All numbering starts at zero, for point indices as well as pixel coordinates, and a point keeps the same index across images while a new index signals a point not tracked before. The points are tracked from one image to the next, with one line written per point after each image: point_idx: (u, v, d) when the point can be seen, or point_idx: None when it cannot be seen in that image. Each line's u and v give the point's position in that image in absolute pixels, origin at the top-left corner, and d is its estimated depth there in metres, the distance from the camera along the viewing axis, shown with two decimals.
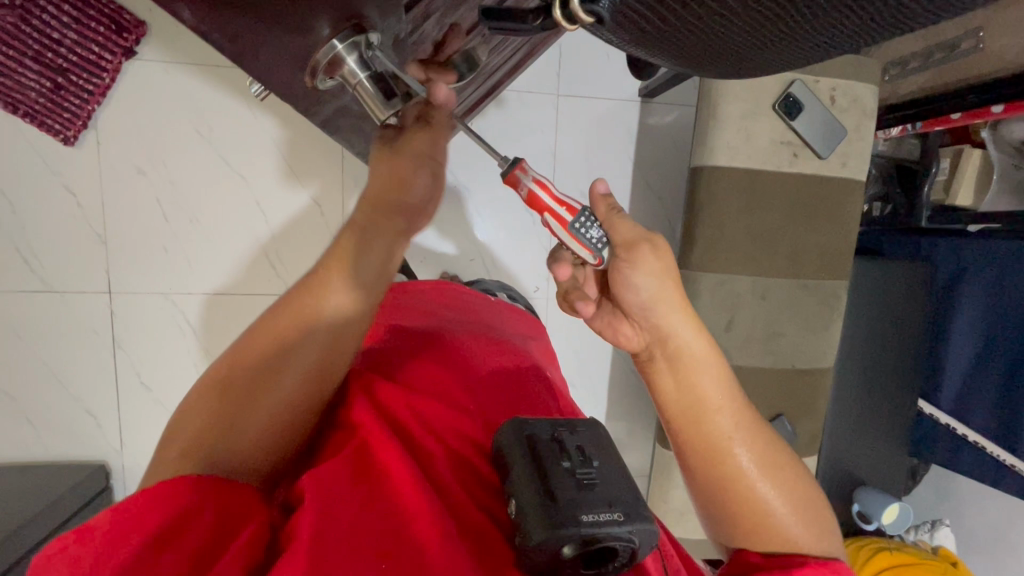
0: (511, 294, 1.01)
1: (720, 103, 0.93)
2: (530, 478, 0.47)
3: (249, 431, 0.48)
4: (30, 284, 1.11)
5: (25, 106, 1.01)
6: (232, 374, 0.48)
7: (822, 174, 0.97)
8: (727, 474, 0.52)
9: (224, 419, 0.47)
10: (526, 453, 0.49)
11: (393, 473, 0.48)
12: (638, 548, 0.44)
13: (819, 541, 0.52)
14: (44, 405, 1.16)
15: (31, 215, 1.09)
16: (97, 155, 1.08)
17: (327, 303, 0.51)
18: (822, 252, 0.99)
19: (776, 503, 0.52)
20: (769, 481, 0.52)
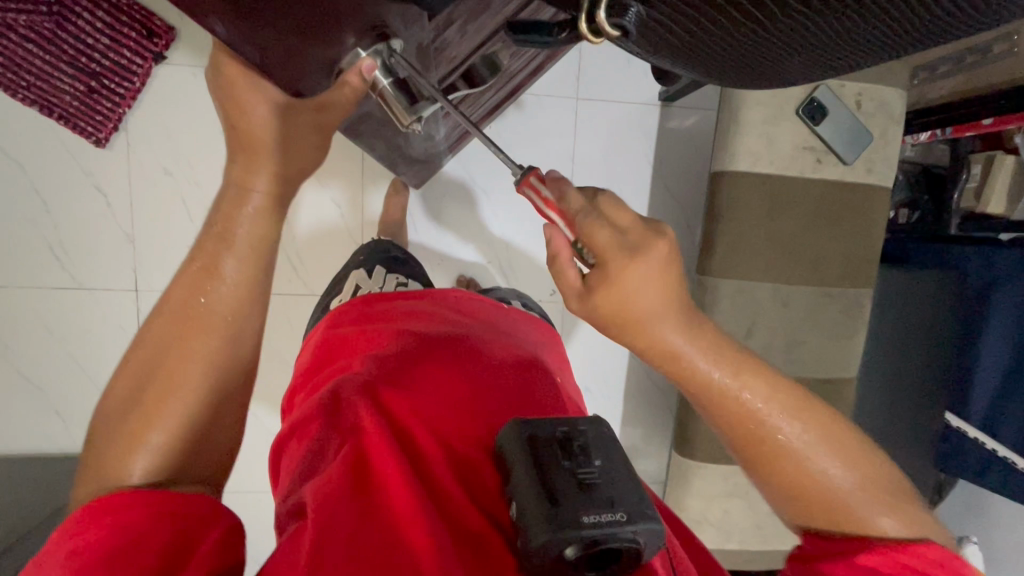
0: (526, 302, 1.01)
1: (742, 107, 0.92)
2: (531, 487, 0.47)
3: (149, 445, 0.47)
4: (62, 280, 1.15)
5: (61, 109, 1.05)
6: (159, 332, 0.49)
7: (846, 180, 0.95)
8: (788, 471, 0.52)
9: (158, 379, 0.48)
10: (526, 455, 0.48)
11: (391, 483, 0.49)
12: (643, 547, 0.45)
13: (909, 524, 0.52)
14: (72, 399, 1.19)
15: (63, 213, 1.12)
16: (126, 155, 1.11)
17: (215, 296, 0.49)
18: (845, 260, 0.97)
19: (848, 490, 0.52)
20: (840, 464, 0.52)
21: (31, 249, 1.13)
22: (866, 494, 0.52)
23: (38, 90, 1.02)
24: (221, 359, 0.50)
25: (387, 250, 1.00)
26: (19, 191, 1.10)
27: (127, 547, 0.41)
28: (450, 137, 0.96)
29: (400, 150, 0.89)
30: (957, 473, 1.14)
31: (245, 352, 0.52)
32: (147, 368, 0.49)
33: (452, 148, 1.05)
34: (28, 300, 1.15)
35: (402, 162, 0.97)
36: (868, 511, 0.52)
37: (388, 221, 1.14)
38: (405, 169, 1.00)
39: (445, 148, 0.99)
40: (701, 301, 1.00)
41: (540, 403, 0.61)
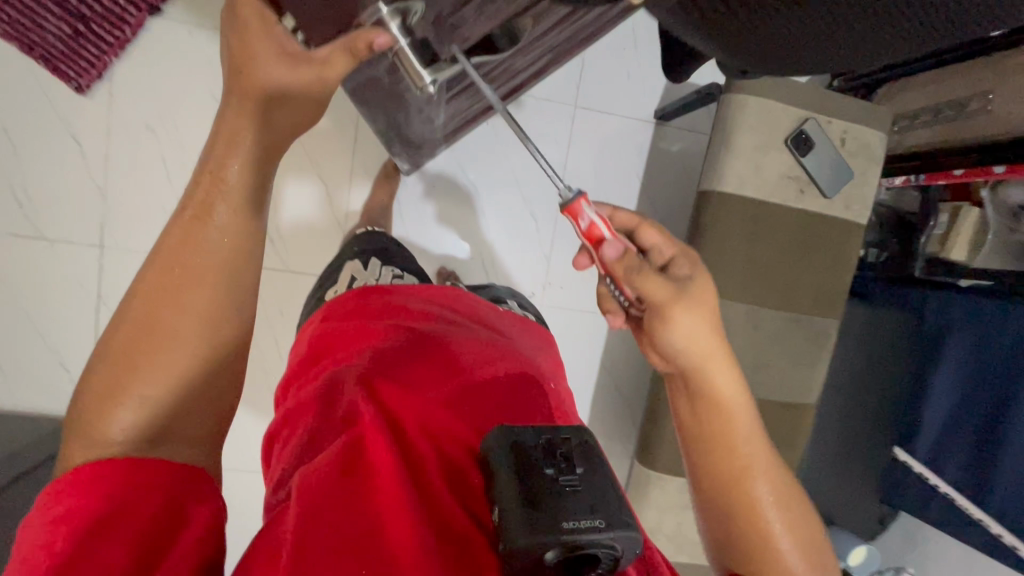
0: (521, 302, 1.01)
1: (734, 131, 0.95)
2: (510, 491, 0.47)
3: (127, 398, 0.44)
4: (21, 227, 1.09)
5: (43, 50, 1.01)
6: (151, 283, 0.47)
7: (824, 213, 0.99)
8: (729, 482, 0.57)
9: (150, 332, 0.46)
10: (512, 461, 0.48)
11: (378, 477, 0.48)
12: (619, 555, 0.46)
13: (812, 558, 0.56)
14: (17, 354, 1.12)
15: (31, 158, 1.07)
16: (107, 105, 1.07)
17: (200, 245, 0.48)
18: (816, 290, 1.01)
19: (773, 521, 0.56)
20: (772, 497, 0.57)
21: None
22: (783, 522, 0.56)
23: (23, 28, 0.99)
24: (217, 311, 0.48)
25: (379, 242, 0.98)
26: None
27: (108, 517, 0.39)
28: (453, 125, 0.97)
29: (399, 128, 0.89)
30: (898, 507, 1.16)
31: (243, 304, 0.50)
32: (143, 320, 0.46)
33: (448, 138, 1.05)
34: None
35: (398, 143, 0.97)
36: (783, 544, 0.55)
37: (374, 204, 1.12)
38: (398, 149, 0.99)
39: (442, 136, 0.99)
40: None
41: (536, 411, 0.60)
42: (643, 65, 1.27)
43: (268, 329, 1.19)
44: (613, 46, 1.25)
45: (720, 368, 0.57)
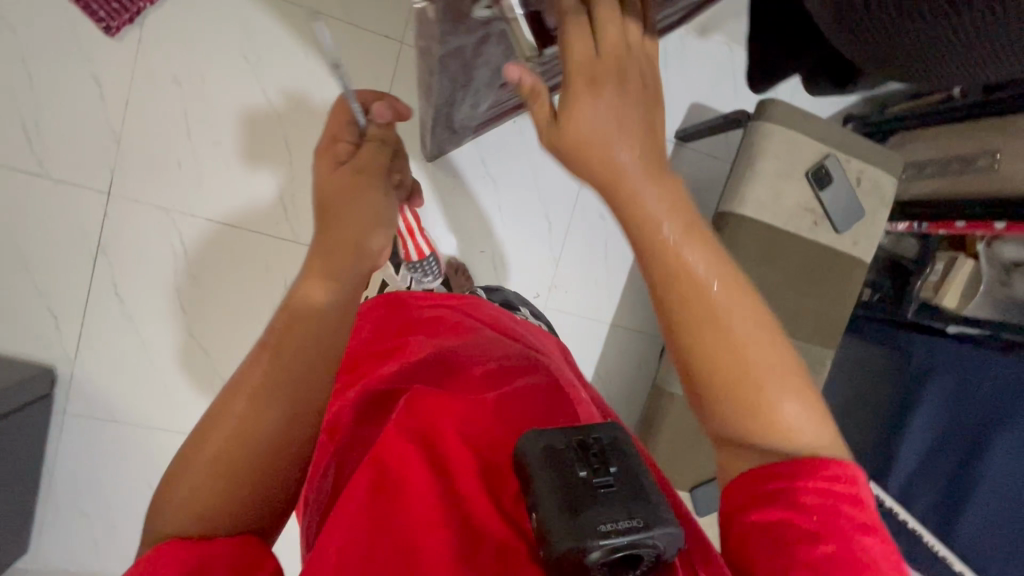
0: (531, 309, 1.09)
1: (758, 157, 0.98)
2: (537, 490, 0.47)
3: (225, 437, 0.46)
4: (27, 164, 1.06)
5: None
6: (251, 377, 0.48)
7: (833, 247, 1.03)
8: (724, 364, 0.46)
9: (256, 398, 0.47)
10: (544, 464, 0.48)
11: (410, 486, 0.50)
12: (662, 551, 0.45)
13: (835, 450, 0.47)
14: (5, 294, 1.08)
15: (49, 96, 1.05)
16: (135, 52, 1.07)
17: (309, 302, 0.50)
18: (817, 321, 1.05)
19: (787, 410, 0.46)
20: (787, 393, 0.47)
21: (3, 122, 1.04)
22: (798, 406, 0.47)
23: None
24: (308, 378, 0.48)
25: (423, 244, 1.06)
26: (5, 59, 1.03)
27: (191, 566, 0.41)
28: (489, 114, 0.98)
29: (448, 115, 0.90)
30: None
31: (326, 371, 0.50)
32: (248, 402, 0.47)
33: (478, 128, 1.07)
34: None
35: (442, 130, 0.98)
36: (795, 427, 0.46)
37: None
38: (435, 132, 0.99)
39: (478, 123, 1.01)
40: None
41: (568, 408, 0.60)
42: (667, 89, 1.31)
43: (272, 298, 1.17)
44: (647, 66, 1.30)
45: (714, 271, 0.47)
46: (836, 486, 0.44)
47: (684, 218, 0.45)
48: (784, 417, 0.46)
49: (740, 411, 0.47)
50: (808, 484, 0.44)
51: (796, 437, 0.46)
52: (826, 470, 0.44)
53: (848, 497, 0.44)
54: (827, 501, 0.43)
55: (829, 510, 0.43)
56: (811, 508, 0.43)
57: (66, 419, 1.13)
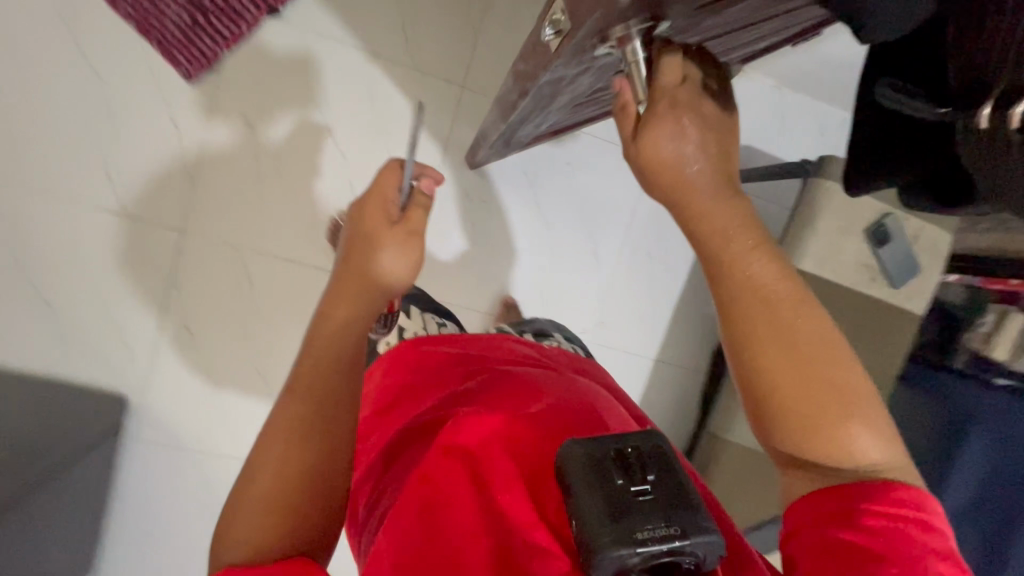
0: (565, 334, 1.12)
1: (818, 214, 1.01)
2: (575, 498, 0.45)
3: (265, 481, 0.51)
4: (106, 204, 1.11)
5: (160, 33, 1.08)
6: (288, 408, 0.54)
7: (890, 301, 1.05)
8: (819, 422, 0.50)
9: (292, 428, 0.53)
10: (586, 471, 0.46)
11: (454, 506, 0.48)
12: (702, 559, 0.43)
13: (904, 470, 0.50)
14: (83, 327, 1.13)
15: (130, 139, 1.10)
16: (212, 97, 1.11)
17: (331, 320, 0.58)
18: (873, 371, 1.06)
19: (864, 448, 0.49)
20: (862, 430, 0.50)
21: (87, 165, 1.09)
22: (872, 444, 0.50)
23: (148, 15, 1.07)
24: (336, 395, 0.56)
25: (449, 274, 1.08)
26: (91, 106, 1.08)
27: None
28: (542, 133, 1.01)
29: (515, 131, 0.96)
30: None
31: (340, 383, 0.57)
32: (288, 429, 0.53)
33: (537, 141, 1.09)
34: (67, 216, 1.10)
35: (496, 141, 1.04)
36: (862, 451, 0.49)
37: None
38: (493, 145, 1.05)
39: (536, 138, 1.05)
40: None
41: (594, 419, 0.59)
42: None
43: None
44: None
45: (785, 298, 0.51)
46: (905, 512, 0.46)
47: (772, 264, 0.51)
48: (858, 443, 0.49)
49: (809, 435, 0.50)
50: (871, 505, 0.47)
51: (874, 461, 0.49)
52: (891, 494, 0.47)
53: (919, 524, 0.46)
54: (890, 517, 0.46)
55: (895, 530, 0.45)
56: (877, 516, 0.46)
57: (135, 448, 1.17)
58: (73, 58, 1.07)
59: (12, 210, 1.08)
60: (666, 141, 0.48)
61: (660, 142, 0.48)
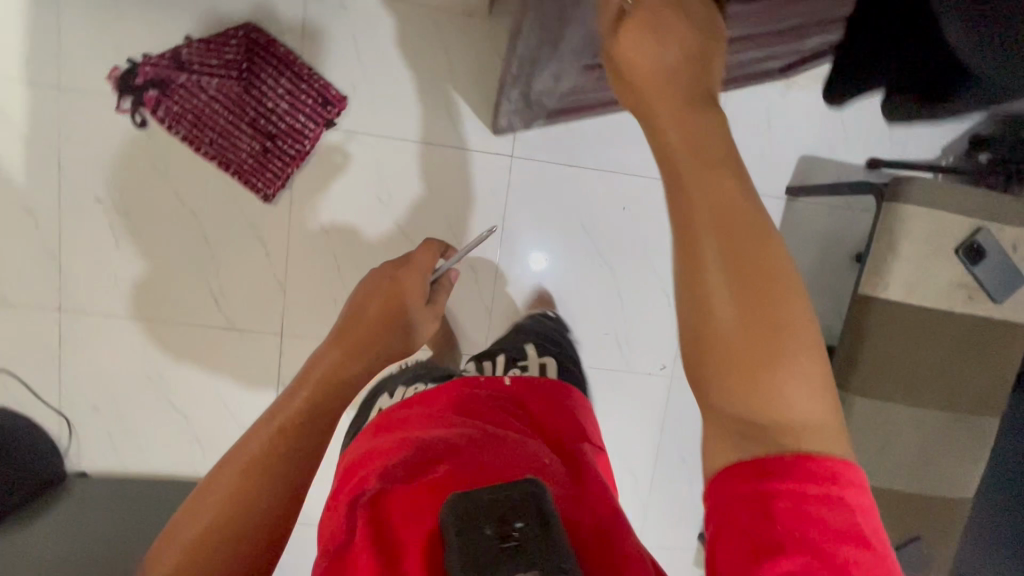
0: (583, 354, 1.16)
1: (900, 239, 0.95)
2: (455, 548, 0.40)
3: (215, 497, 0.50)
4: (216, 320, 1.24)
5: (236, 165, 1.16)
6: (251, 448, 0.52)
7: (994, 317, 0.97)
8: (736, 345, 0.42)
9: (257, 470, 0.51)
10: (468, 524, 0.41)
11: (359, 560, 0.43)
12: None
13: (822, 436, 0.41)
14: (211, 429, 1.28)
15: (225, 258, 1.22)
16: (289, 208, 1.21)
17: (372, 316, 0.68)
18: (982, 391, 0.99)
19: (787, 399, 0.41)
20: (787, 377, 0.41)
21: (194, 289, 1.22)
22: (793, 394, 0.41)
23: (221, 147, 1.15)
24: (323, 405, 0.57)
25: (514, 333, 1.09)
26: (188, 236, 1.20)
27: None
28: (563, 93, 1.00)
29: (528, 82, 0.94)
30: None
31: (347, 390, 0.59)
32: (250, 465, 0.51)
33: (524, 121, 1.15)
34: (185, 335, 1.24)
35: (514, 98, 1.03)
36: (781, 396, 0.41)
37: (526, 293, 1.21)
38: (509, 99, 1.04)
39: (552, 103, 1.05)
40: None
41: (518, 451, 0.54)
42: (772, 149, 1.31)
43: None
44: (754, 130, 1.31)
45: (713, 200, 0.45)
46: (813, 490, 0.39)
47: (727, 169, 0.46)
48: (788, 398, 0.41)
49: (741, 376, 0.41)
50: (785, 487, 0.39)
51: (798, 419, 0.41)
52: (804, 470, 0.40)
53: (830, 501, 0.39)
54: (813, 503, 0.39)
55: (808, 517, 0.38)
56: (794, 505, 0.39)
57: None
58: (163, 194, 1.18)
59: (137, 338, 1.23)
60: (647, 50, 0.51)
61: (635, 43, 0.51)
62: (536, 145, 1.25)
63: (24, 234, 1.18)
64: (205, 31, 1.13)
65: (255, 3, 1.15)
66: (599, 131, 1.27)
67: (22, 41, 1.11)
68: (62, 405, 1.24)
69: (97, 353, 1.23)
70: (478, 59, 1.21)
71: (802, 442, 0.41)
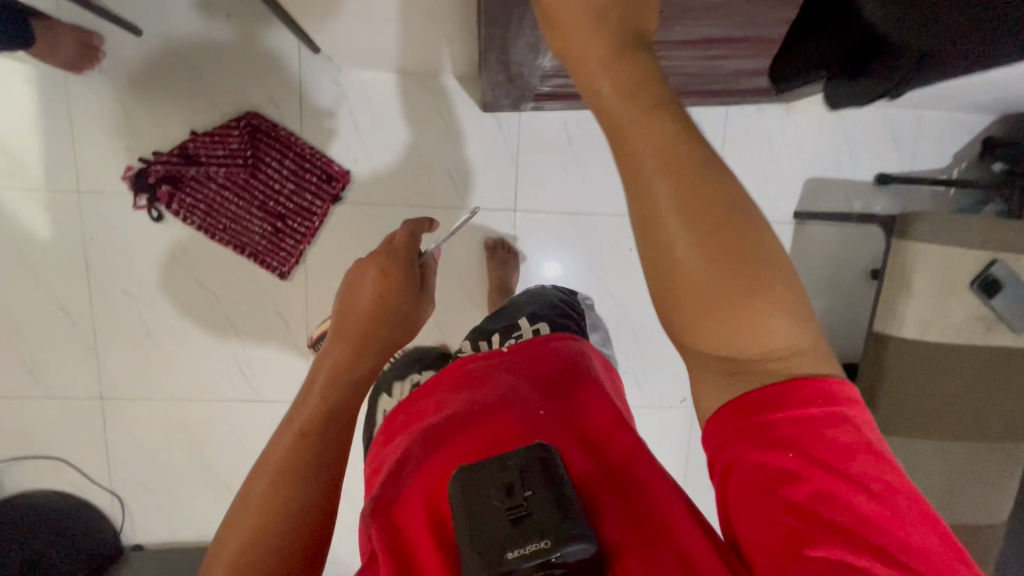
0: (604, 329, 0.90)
1: (911, 278, 0.94)
2: (465, 531, 0.43)
3: (252, 509, 0.49)
4: (247, 394, 1.29)
5: (252, 248, 1.20)
6: (272, 457, 0.52)
7: (1015, 345, 0.95)
8: (716, 297, 0.40)
9: (284, 472, 0.50)
10: (477, 502, 0.44)
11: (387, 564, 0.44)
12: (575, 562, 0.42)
13: (807, 348, 0.43)
14: None
15: (250, 334, 1.26)
16: (305, 283, 1.25)
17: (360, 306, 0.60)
18: (1009, 417, 0.98)
19: (773, 330, 0.41)
20: (771, 310, 0.41)
21: (224, 367, 1.28)
22: (779, 319, 0.41)
23: (235, 233, 1.19)
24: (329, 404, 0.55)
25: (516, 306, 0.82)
26: (213, 317, 1.25)
27: None
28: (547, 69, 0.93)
29: (504, 47, 0.80)
30: None
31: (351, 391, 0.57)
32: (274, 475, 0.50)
33: (510, 94, 1.05)
34: (219, 409, 1.30)
35: (493, 79, 0.96)
36: (767, 327, 0.41)
37: None
38: (490, 69, 0.91)
39: (535, 77, 0.96)
40: None
41: (508, 412, 0.53)
42: (775, 175, 1.30)
43: None
44: (757, 156, 1.30)
45: (661, 150, 0.39)
46: (814, 411, 0.41)
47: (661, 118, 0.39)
48: (773, 328, 0.41)
49: (727, 329, 0.41)
50: (788, 413, 0.42)
51: (780, 348, 0.42)
52: (804, 389, 0.42)
53: (831, 420, 0.41)
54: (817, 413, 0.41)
55: (812, 436, 0.41)
56: (798, 424, 0.41)
57: None
58: (183, 280, 1.23)
59: (176, 417, 1.29)
60: None
61: None
62: (538, 196, 1.26)
63: (63, 331, 1.24)
64: (210, 124, 1.18)
65: (251, 89, 1.18)
66: (587, 147, 1.25)
67: (42, 153, 1.17)
68: (113, 487, 1.31)
69: (140, 435, 1.30)
70: (472, 118, 1.22)
71: (794, 368, 0.43)
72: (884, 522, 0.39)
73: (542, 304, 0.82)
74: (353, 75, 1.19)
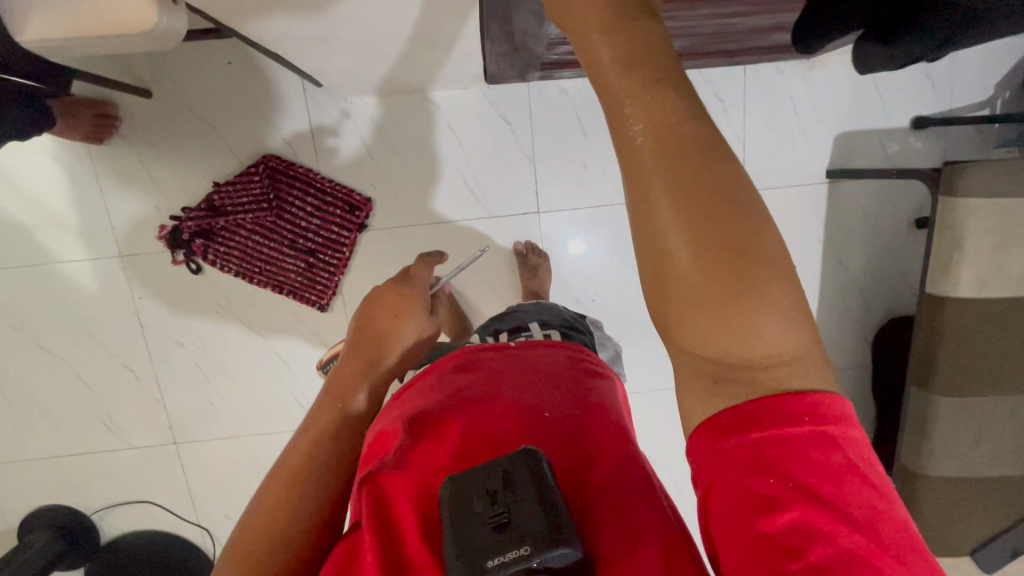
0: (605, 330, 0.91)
1: (964, 236, 0.90)
2: (449, 528, 0.37)
3: (260, 512, 0.46)
4: None
5: (289, 286, 1.23)
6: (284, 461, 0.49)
7: None
8: (708, 291, 0.33)
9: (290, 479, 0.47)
10: (460, 504, 0.38)
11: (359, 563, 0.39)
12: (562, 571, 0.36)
13: (803, 364, 0.35)
14: None
15: (301, 368, 1.31)
16: (344, 312, 1.28)
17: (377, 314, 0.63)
18: None
19: (768, 337, 0.34)
20: (770, 313, 0.34)
21: (281, 401, 1.33)
22: (775, 329, 0.34)
23: (271, 274, 1.22)
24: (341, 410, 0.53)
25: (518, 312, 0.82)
26: (264, 357, 1.30)
27: None
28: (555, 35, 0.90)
29: (507, 16, 0.80)
30: None
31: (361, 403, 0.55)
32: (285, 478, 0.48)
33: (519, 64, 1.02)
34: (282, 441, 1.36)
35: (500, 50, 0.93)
36: (764, 332, 0.34)
37: None
38: (495, 40, 0.89)
39: (541, 45, 0.93)
40: (921, 416, 0.99)
41: (515, 409, 0.47)
42: (802, 135, 1.24)
43: None
44: (783, 118, 1.24)
45: (657, 124, 0.34)
46: (800, 431, 0.35)
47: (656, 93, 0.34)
48: (769, 333, 0.34)
49: (713, 324, 0.34)
50: (773, 433, 0.34)
51: (773, 354, 0.35)
52: (792, 410, 0.35)
53: (819, 440, 0.34)
54: (802, 430, 0.34)
55: (797, 458, 0.34)
56: (790, 448, 0.34)
57: None
58: (232, 324, 1.28)
59: (244, 452, 1.37)
60: None
61: None
62: (560, 193, 1.25)
63: (129, 386, 1.31)
64: (229, 171, 1.20)
65: (262, 131, 1.19)
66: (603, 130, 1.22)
67: (81, 223, 1.22)
68: (201, 522, 1.41)
69: (216, 473, 1.38)
70: (484, 124, 1.21)
71: (786, 378, 0.35)
72: (876, 563, 0.31)
73: (554, 315, 0.82)
74: (359, 101, 1.19)
